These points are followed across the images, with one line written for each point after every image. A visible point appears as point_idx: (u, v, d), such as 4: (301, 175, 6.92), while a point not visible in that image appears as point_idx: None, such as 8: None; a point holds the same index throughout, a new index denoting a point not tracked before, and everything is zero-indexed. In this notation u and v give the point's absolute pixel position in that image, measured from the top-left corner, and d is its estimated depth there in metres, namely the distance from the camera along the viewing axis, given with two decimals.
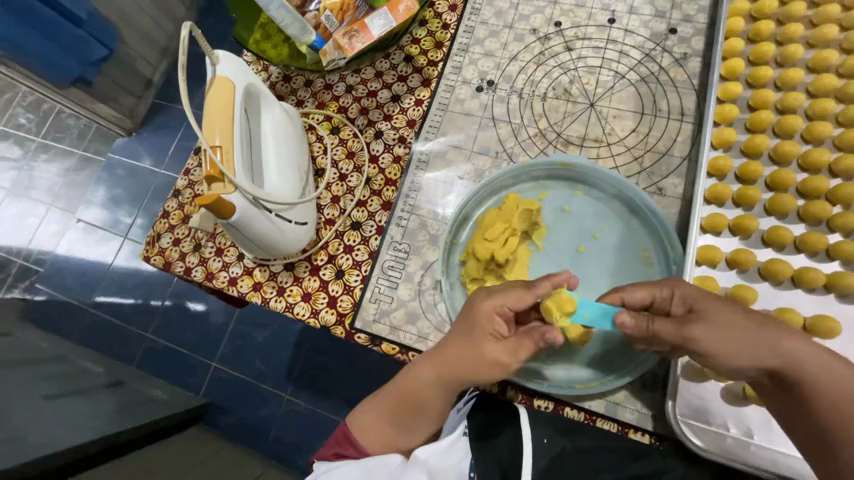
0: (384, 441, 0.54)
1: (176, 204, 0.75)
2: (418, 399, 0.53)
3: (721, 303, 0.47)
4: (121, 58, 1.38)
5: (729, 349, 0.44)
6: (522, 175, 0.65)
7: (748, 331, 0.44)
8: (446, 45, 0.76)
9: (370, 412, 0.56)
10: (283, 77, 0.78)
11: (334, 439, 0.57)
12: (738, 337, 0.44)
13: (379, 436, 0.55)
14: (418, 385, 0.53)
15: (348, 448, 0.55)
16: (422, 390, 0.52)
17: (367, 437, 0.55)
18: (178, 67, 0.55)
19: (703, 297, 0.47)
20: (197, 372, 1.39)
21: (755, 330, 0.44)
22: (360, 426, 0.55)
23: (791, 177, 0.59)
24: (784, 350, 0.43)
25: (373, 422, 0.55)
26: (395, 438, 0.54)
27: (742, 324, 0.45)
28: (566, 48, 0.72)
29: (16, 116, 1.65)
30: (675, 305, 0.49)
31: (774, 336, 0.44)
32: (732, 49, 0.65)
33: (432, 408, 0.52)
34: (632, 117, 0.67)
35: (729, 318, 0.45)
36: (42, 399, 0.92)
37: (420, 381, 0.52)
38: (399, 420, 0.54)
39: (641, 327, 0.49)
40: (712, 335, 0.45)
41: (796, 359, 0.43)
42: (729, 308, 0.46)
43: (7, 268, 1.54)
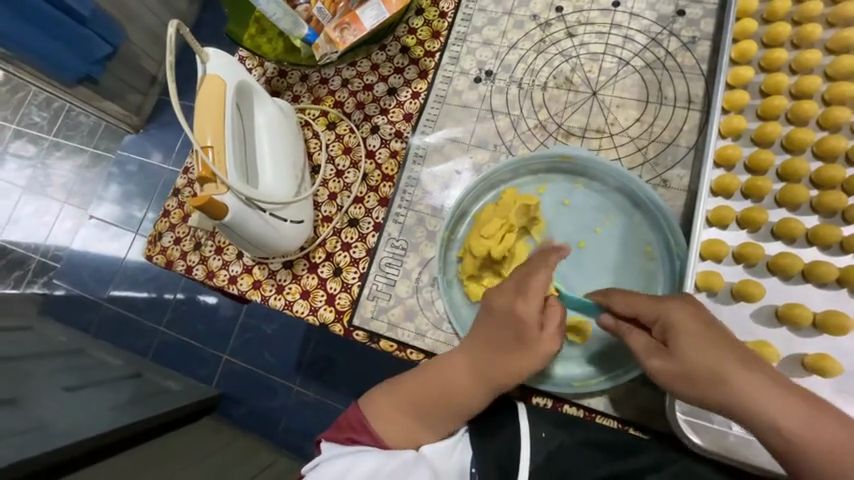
0: (403, 430, 0.53)
1: (177, 203, 0.76)
2: (450, 388, 0.52)
3: (699, 346, 0.44)
4: (126, 55, 1.38)
5: (694, 396, 0.44)
6: (521, 169, 0.64)
7: (719, 380, 0.43)
8: (443, 34, 0.73)
9: (391, 399, 0.54)
10: (278, 72, 0.77)
11: (346, 424, 0.55)
12: (706, 386, 0.43)
13: (399, 424, 0.53)
14: (452, 374, 0.52)
15: (363, 435, 0.53)
16: (457, 379, 0.52)
17: (386, 424, 0.53)
18: (167, 66, 0.55)
19: (682, 333, 0.45)
20: (209, 364, 1.43)
21: (729, 380, 0.42)
22: (378, 413, 0.54)
23: (803, 167, 0.56)
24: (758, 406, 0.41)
25: (394, 409, 0.54)
26: (417, 429, 0.53)
27: (713, 373, 0.43)
28: (567, 35, 0.69)
29: (30, 115, 1.68)
30: (654, 330, 0.47)
31: (749, 390, 0.42)
32: (743, 31, 0.62)
33: (463, 402, 0.52)
34: (637, 106, 0.65)
35: (701, 366, 0.43)
36: (63, 391, 0.95)
37: (453, 369, 0.53)
38: (425, 410, 0.53)
39: (617, 331, 0.51)
40: (676, 375, 0.45)
41: (761, 418, 0.41)
42: (706, 354, 0.43)
43: (26, 264, 1.59)
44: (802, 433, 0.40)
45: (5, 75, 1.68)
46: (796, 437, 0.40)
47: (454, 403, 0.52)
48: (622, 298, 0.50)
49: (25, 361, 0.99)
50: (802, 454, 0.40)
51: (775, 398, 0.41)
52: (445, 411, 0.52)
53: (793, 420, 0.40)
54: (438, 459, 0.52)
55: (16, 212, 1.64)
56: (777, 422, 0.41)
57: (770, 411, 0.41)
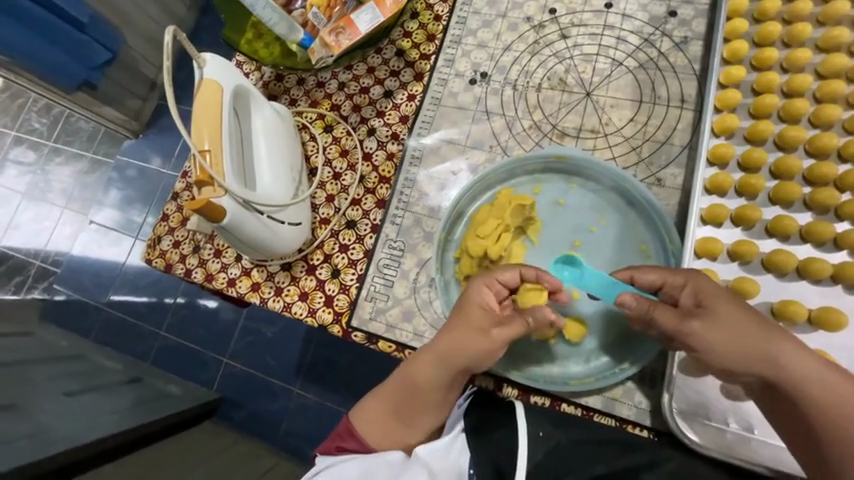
0: (386, 432, 0.55)
1: (176, 207, 0.76)
2: (423, 387, 0.54)
3: (730, 305, 0.46)
4: (125, 61, 1.39)
5: (723, 352, 0.45)
6: (516, 169, 0.64)
7: (747, 336, 0.45)
8: (438, 37, 0.74)
9: (374, 406, 0.56)
10: (275, 77, 0.77)
11: (336, 434, 0.57)
12: (736, 341, 0.45)
13: (381, 427, 0.56)
14: (422, 376, 0.54)
15: (349, 441, 0.56)
16: (425, 381, 0.54)
17: (369, 429, 0.56)
18: (165, 71, 0.55)
19: (712, 295, 0.47)
20: (209, 368, 1.43)
21: (756, 337, 0.45)
22: (362, 419, 0.56)
23: (795, 164, 0.56)
24: (780, 361, 0.44)
25: (375, 413, 0.56)
26: (398, 430, 0.55)
27: (744, 330, 0.45)
28: (561, 36, 0.70)
29: (29, 121, 1.69)
30: (685, 296, 0.48)
31: (775, 347, 0.44)
32: (735, 30, 0.62)
33: (434, 397, 0.54)
34: (630, 106, 0.65)
35: (732, 322, 0.45)
36: (64, 397, 0.95)
37: (423, 371, 0.54)
38: (402, 410, 0.55)
39: (641, 311, 0.49)
40: (711, 333, 0.45)
41: (788, 370, 0.44)
42: (736, 310, 0.46)
43: (27, 269, 1.59)
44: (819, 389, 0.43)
45: (5, 82, 1.69)
46: (816, 393, 0.43)
47: (428, 403, 0.54)
48: (649, 271, 0.51)
49: (25, 367, 0.99)
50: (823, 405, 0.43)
51: (798, 355, 0.44)
52: (421, 410, 0.54)
53: (814, 377, 0.43)
54: (433, 460, 0.52)
55: (16, 218, 1.65)
56: (799, 377, 0.43)
57: (792, 366, 0.44)
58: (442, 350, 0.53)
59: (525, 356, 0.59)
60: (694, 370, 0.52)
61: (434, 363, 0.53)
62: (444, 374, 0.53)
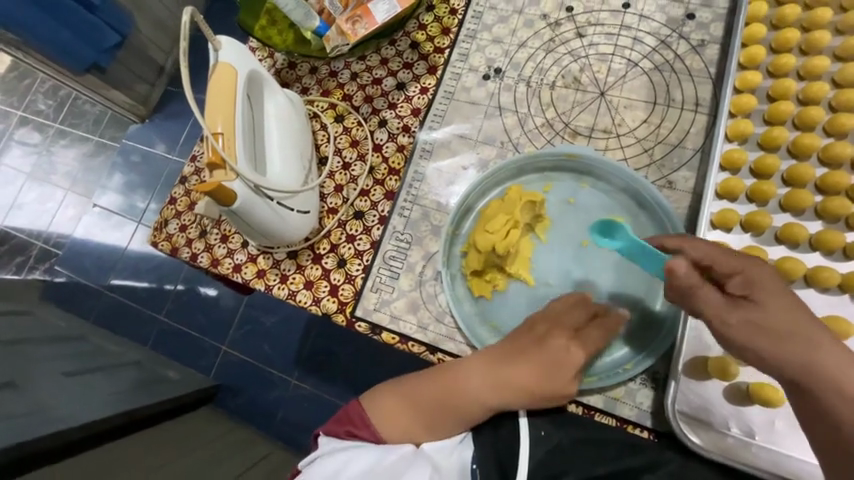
0: (403, 429, 0.53)
1: (183, 191, 0.76)
2: (463, 397, 0.52)
3: (780, 296, 0.43)
4: (134, 45, 1.38)
5: (767, 351, 0.43)
6: (528, 166, 0.64)
7: (793, 338, 0.42)
8: (453, 31, 0.74)
9: (397, 397, 0.54)
10: (288, 64, 0.77)
11: (346, 418, 0.55)
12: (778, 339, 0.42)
13: (400, 423, 0.53)
14: (469, 387, 0.52)
15: (362, 429, 0.54)
16: (474, 394, 0.52)
17: (386, 422, 0.54)
18: (180, 53, 0.55)
19: (761, 286, 0.44)
20: (208, 354, 1.43)
21: (802, 339, 0.42)
22: (378, 408, 0.54)
23: (809, 172, 0.56)
24: (824, 368, 0.41)
25: (396, 408, 0.54)
26: (416, 430, 0.53)
27: (789, 330, 0.42)
28: (577, 35, 0.70)
29: (36, 102, 1.68)
30: (732, 282, 0.45)
31: (821, 351, 0.42)
32: (752, 35, 0.62)
33: (469, 411, 0.52)
34: (644, 108, 0.65)
35: (780, 321, 0.43)
36: (63, 376, 0.95)
37: (473, 380, 0.52)
38: (431, 413, 0.53)
39: (687, 285, 0.45)
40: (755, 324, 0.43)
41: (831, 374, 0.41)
42: (786, 304, 0.43)
43: (29, 250, 1.60)
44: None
45: (14, 61, 1.68)
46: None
47: (466, 414, 0.52)
48: (698, 247, 0.47)
49: (24, 345, 0.99)
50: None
51: (848, 365, 0.41)
52: (453, 421, 0.52)
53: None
54: (438, 456, 0.52)
55: (20, 198, 1.65)
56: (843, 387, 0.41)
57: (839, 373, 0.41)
58: (504, 372, 0.52)
59: None
60: (696, 373, 0.53)
61: (489, 378, 0.52)
62: (495, 394, 0.52)
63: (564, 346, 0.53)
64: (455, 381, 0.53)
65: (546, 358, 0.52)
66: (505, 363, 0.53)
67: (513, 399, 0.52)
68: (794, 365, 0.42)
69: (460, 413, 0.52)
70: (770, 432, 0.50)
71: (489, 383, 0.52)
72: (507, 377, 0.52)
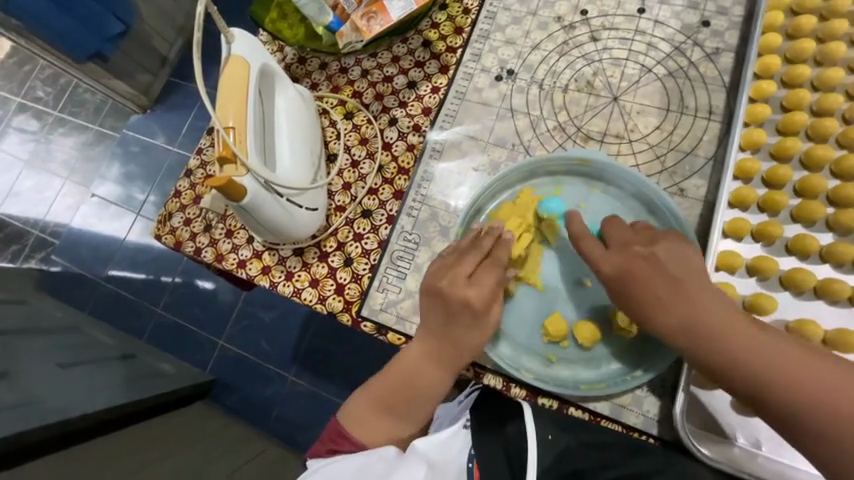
0: (381, 430, 0.55)
1: (188, 184, 0.75)
2: (413, 375, 0.55)
3: (655, 278, 0.47)
4: (138, 34, 1.37)
5: (667, 324, 0.46)
6: (539, 169, 0.63)
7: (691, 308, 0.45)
8: (466, 31, 0.73)
9: (365, 403, 0.56)
10: (298, 59, 0.76)
11: (327, 437, 0.56)
12: (674, 311, 0.46)
13: (374, 425, 0.55)
14: (412, 368, 0.55)
15: (342, 442, 0.55)
16: (417, 371, 0.55)
17: (363, 428, 0.55)
18: (193, 44, 0.54)
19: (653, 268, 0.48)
20: (205, 349, 1.42)
21: (700, 309, 0.45)
22: (353, 419, 0.56)
23: (821, 183, 0.56)
24: (725, 336, 0.44)
25: (365, 414, 0.56)
26: (389, 426, 0.55)
27: (688, 303, 0.45)
28: (591, 39, 0.69)
29: (36, 89, 1.66)
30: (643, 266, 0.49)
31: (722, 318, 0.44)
32: (768, 45, 0.62)
33: (422, 390, 0.54)
34: (657, 114, 0.65)
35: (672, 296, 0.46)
36: (57, 368, 0.94)
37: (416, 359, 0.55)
38: (393, 405, 0.55)
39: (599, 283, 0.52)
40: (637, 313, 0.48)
41: (714, 342, 0.44)
42: (660, 284, 0.47)
43: (25, 238, 1.58)
44: (771, 359, 0.42)
45: (15, 47, 1.66)
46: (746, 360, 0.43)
47: (421, 393, 0.54)
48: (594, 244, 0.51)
49: (18, 335, 0.97)
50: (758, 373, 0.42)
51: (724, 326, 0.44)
52: (410, 405, 0.55)
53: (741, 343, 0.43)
54: (433, 453, 0.51)
55: (17, 185, 1.63)
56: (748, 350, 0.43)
57: (739, 338, 0.43)
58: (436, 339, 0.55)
59: (536, 357, 0.59)
60: (704, 383, 0.52)
61: (425, 351, 0.55)
62: (435, 364, 0.54)
63: (470, 302, 0.53)
64: (399, 368, 0.55)
65: (453, 316, 0.54)
66: (436, 331, 0.55)
67: (451, 361, 0.54)
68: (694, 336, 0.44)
69: (417, 395, 0.54)
70: (777, 443, 0.50)
71: (426, 355, 0.55)
72: (437, 347, 0.55)
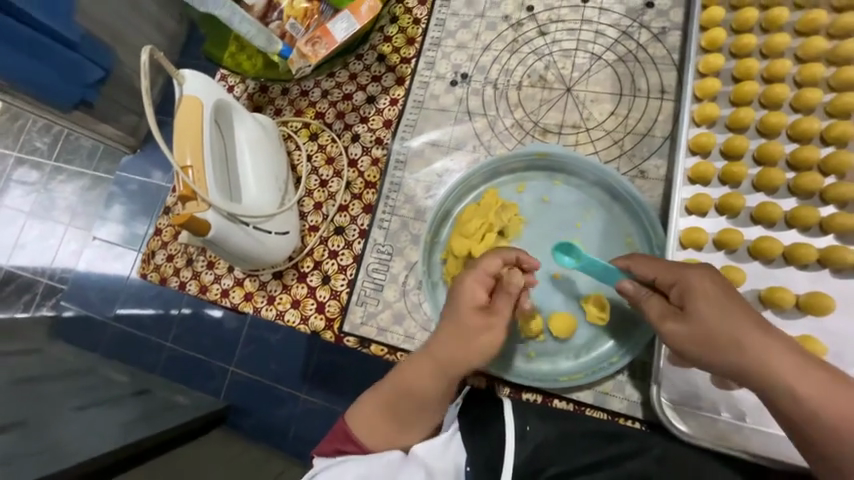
0: (383, 437, 0.55)
1: (168, 221, 0.77)
2: (416, 383, 0.53)
3: (720, 310, 0.44)
4: (118, 78, 1.40)
5: (705, 356, 0.44)
6: (500, 168, 0.64)
7: (749, 351, 0.42)
8: (418, 40, 0.74)
9: (368, 405, 0.56)
10: (259, 88, 0.78)
11: (333, 436, 0.57)
12: (724, 339, 0.43)
13: (376, 429, 0.55)
14: (416, 379, 0.53)
15: (348, 444, 0.56)
16: (420, 382, 0.53)
17: (369, 433, 0.55)
18: (144, 90, 0.56)
19: (711, 300, 0.44)
20: (216, 377, 1.45)
21: (761, 351, 0.42)
22: (358, 422, 0.56)
23: (778, 150, 0.56)
24: (781, 377, 0.42)
25: (369, 416, 0.56)
26: (393, 432, 0.55)
27: (730, 335, 0.43)
28: (539, 33, 0.70)
29: (30, 142, 1.71)
30: (672, 294, 0.47)
31: (785, 360, 0.42)
32: (712, 18, 0.62)
33: (424, 399, 0.53)
34: (611, 100, 0.65)
35: (733, 332, 0.43)
36: (73, 411, 0.97)
37: (419, 373, 0.53)
38: (396, 413, 0.54)
39: (635, 299, 0.50)
40: (691, 336, 0.45)
41: (772, 374, 0.42)
42: (725, 317, 0.43)
43: (33, 288, 1.62)
44: (829, 415, 0.41)
45: (4, 105, 1.72)
46: (794, 397, 0.41)
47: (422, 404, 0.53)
48: (644, 262, 0.50)
49: (32, 384, 1.00)
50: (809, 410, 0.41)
51: (791, 365, 0.42)
52: (414, 412, 0.54)
53: (798, 382, 0.41)
54: (431, 459, 0.52)
55: (22, 237, 1.67)
56: (802, 393, 0.41)
57: (799, 384, 0.41)
58: (440, 354, 0.52)
59: (515, 353, 0.59)
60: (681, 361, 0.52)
61: (433, 367, 0.52)
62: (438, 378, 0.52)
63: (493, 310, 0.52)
64: (406, 380, 0.54)
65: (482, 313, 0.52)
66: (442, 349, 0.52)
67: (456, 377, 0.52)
68: (743, 373, 0.43)
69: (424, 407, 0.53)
70: (760, 414, 0.50)
71: (431, 372, 0.52)
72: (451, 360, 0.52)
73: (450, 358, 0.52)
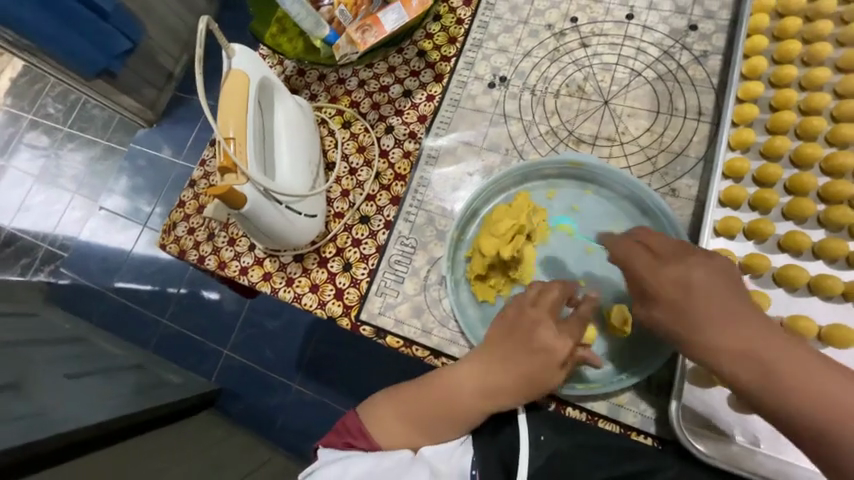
0: (398, 437, 0.52)
1: (192, 194, 0.77)
2: (460, 392, 0.51)
3: (714, 297, 0.41)
4: (144, 51, 1.41)
5: (719, 358, 0.40)
6: (532, 173, 0.65)
7: (746, 341, 0.39)
8: (459, 40, 0.75)
9: (394, 403, 0.53)
10: (297, 71, 0.79)
11: (342, 427, 0.54)
12: (731, 336, 0.39)
13: (396, 429, 0.52)
14: (460, 388, 0.51)
15: (359, 439, 0.52)
16: (464, 393, 0.51)
17: (384, 432, 0.52)
18: (195, 60, 0.57)
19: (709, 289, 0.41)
20: (209, 358, 1.44)
21: (759, 342, 0.39)
22: (375, 419, 0.53)
23: (811, 181, 0.57)
24: (800, 374, 0.37)
25: (393, 415, 0.52)
26: (413, 434, 0.51)
27: (725, 323, 0.40)
28: (581, 45, 0.71)
29: (47, 106, 1.71)
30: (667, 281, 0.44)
31: (797, 354, 0.38)
32: (755, 47, 0.63)
33: (463, 409, 0.51)
34: (648, 116, 0.66)
35: (739, 329, 0.39)
36: (66, 378, 0.96)
37: (465, 382, 0.51)
38: (425, 417, 0.51)
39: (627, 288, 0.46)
40: (678, 320, 0.42)
41: (770, 365, 0.38)
42: (718, 305, 0.40)
43: (34, 251, 1.61)
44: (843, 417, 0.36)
45: (26, 66, 1.73)
46: (798, 395, 0.37)
47: (459, 415, 0.51)
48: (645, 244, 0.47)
49: (27, 347, 0.99)
50: (814, 409, 0.37)
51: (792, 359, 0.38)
52: (445, 421, 0.51)
53: (802, 377, 0.37)
54: (437, 460, 0.50)
55: (27, 200, 1.67)
56: (830, 393, 0.37)
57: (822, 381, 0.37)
58: (493, 364, 0.51)
59: None
60: (701, 381, 0.52)
61: (480, 378, 0.51)
62: (486, 390, 0.50)
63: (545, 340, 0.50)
64: (439, 382, 0.52)
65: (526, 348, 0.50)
66: (499, 361, 0.51)
67: (498, 395, 0.50)
68: (763, 375, 0.38)
69: (449, 413, 0.51)
70: (776, 440, 0.49)
71: (479, 383, 0.51)
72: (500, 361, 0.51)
73: (505, 371, 0.50)
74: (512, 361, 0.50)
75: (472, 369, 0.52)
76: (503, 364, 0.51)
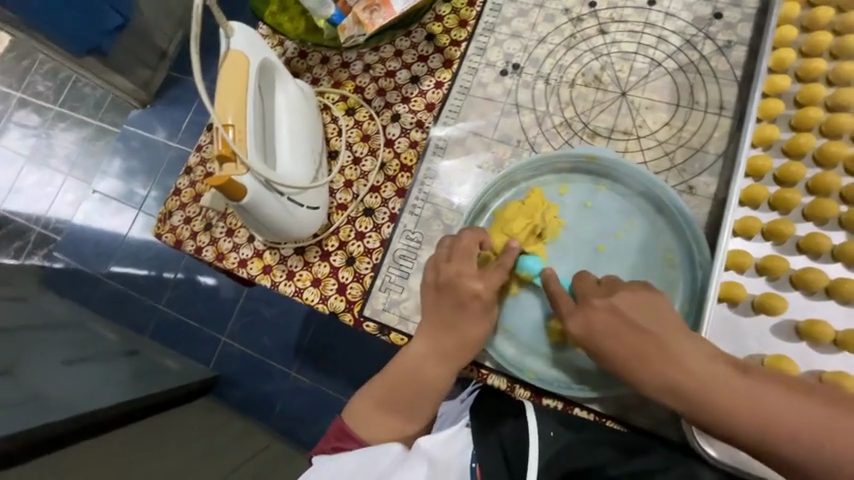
0: (383, 428, 0.55)
1: (188, 182, 0.74)
2: (419, 368, 0.54)
3: (627, 333, 0.47)
4: (137, 28, 1.34)
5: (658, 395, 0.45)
6: (545, 167, 0.62)
7: (669, 369, 0.44)
8: (470, 24, 0.71)
9: (370, 399, 0.56)
10: (299, 53, 0.75)
11: (331, 435, 0.57)
12: (660, 372, 0.45)
13: (379, 423, 0.55)
14: (418, 365, 0.54)
15: (348, 441, 0.55)
16: (422, 368, 0.54)
17: (368, 428, 0.55)
18: (191, 38, 0.53)
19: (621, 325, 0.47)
20: (207, 345, 1.42)
21: (679, 367, 0.44)
22: (358, 418, 0.56)
23: (835, 181, 0.55)
24: (728, 397, 0.42)
25: (373, 411, 0.56)
26: (395, 422, 0.55)
27: (641, 357, 0.46)
28: (599, 31, 0.67)
29: (35, 84, 1.65)
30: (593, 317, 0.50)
31: (721, 375, 0.43)
32: (783, 39, 0.60)
33: (429, 383, 0.54)
34: (667, 109, 0.63)
35: (653, 361, 0.45)
36: (61, 364, 0.94)
37: (418, 358, 0.54)
38: (398, 402, 0.55)
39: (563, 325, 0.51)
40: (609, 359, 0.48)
41: (698, 385, 0.43)
42: (631, 339, 0.47)
43: (26, 235, 1.58)
44: (774, 418, 0.40)
45: (12, 42, 1.65)
46: (729, 407, 0.42)
47: (427, 390, 0.54)
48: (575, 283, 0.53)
49: (21, 332, 0.97)
50: (747, 416, 0.41)
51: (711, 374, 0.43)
52: (418, 399, 0.54)
53: (725, 387, 0.42)
54: (435, 451, 0.49)
55: (17, 181, 1.62)
56: (760, 410, 0.41)
57: (752, 398, 0.41)
58: (436, 332, 0.55)
59: (541, 358, 0.58)
60: None
61: (429, 348, 0.54)
62: (441, 358, 0.54)
63: (478, 294, 0.54)
64: (400, 366, 0.55)
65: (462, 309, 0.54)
66: (441, 327, 0.54)
67: (458, 357, 0.54)
68: (698, 403, 0.43)
69: (418, 391, 0.54)
70: None
71: (431, 352, 0.54)
72: (440, 339, 0.54)
73: (447, 336, 0.54)
74: (447, 326, 0.54)
75: (422, 346, 0.55)
76: (440, 334, 0.54)
